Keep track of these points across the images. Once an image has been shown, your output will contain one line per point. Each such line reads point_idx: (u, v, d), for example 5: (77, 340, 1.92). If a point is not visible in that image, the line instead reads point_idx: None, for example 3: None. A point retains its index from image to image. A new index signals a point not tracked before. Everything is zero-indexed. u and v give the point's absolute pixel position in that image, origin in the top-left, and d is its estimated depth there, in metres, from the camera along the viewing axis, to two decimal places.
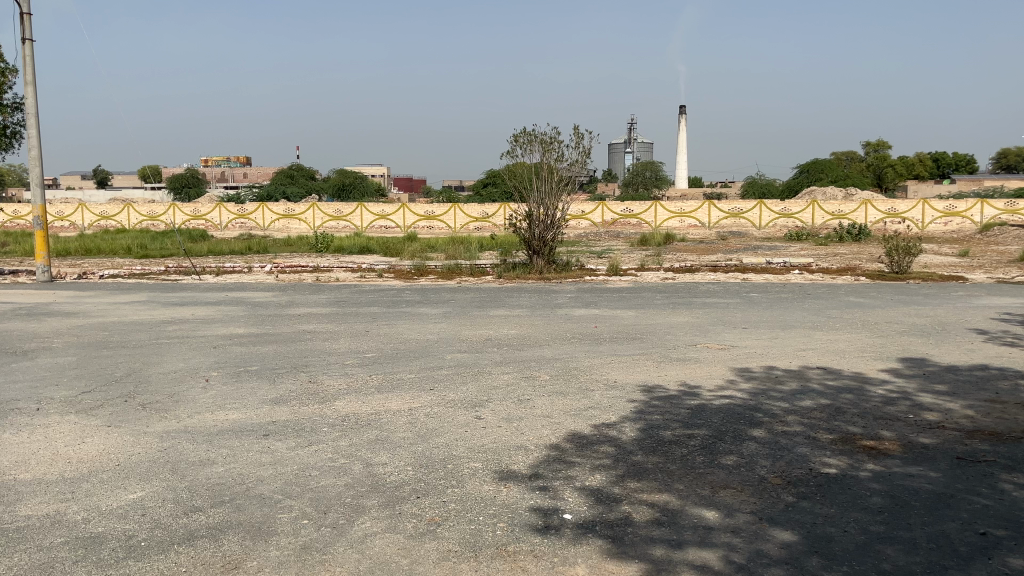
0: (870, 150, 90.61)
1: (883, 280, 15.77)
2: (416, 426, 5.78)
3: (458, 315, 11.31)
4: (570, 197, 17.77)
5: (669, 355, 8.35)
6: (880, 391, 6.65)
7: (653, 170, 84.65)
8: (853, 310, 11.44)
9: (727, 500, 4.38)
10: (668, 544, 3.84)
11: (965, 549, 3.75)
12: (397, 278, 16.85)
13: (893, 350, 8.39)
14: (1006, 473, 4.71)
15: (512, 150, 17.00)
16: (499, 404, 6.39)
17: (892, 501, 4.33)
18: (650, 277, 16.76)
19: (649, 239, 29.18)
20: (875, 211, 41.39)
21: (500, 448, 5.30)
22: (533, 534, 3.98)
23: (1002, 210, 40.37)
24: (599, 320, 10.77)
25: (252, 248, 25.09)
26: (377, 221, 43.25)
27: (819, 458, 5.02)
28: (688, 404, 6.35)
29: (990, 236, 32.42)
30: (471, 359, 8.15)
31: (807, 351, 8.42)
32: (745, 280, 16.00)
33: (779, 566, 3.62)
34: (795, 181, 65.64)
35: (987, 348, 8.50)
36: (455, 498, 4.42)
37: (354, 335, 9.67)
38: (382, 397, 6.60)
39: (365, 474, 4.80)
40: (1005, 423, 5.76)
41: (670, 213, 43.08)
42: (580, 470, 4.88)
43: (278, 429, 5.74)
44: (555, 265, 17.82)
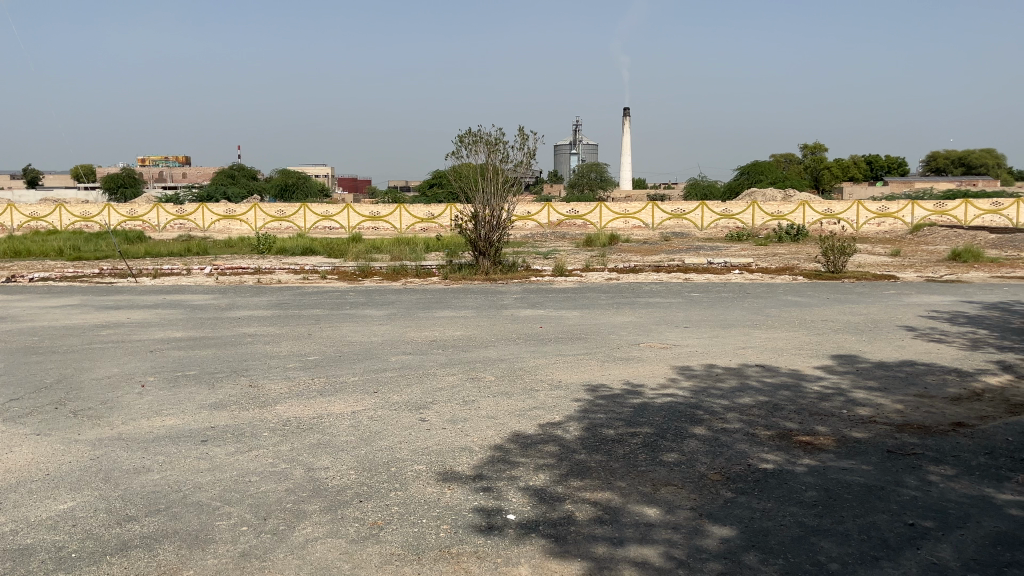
0: (807, 153, 93.10)
1: (820, 279, 16.21)
2: (359, 430, 5.72)
3: (404, 316, 11.23)
4: (516, 197, 17.81)
5: (612, 354, 8.43)
6: (816, 388, 6.83)
7: (598, 172, 85.66)
8: (792, 309, 11.71)
9: (668, 497, 4.44)
10: (610, 542, 3.89)
11: (894, 540, 3.87)
12: (341, 279, 16.73)
13: (828, 347, 8.63)
14: (933, 465, 4.90)
15: (457, 151, 16.95)
16: (443, 406, 6.37)
17: (826, 494, 4.45)
18: (595, 277, 16.94)
19: (595, 240, 29.39)
20: (813, 212, 42.55)
21: (444, 450, 5.28)
22: (476, 535, 3.98)
23: (931, 211, 41.94)
24: (545, 321, 10.82)
25: (191, 249, 24.52)
26: (320, 222, 42.70)
27: (757, 454, 5.13)
28: (631, 402, 6.42)
29: (919, 236, 33.49)
30: (415, 361, 8.10)
31: (747, 349, 8.60)
32: (687, 279, 16.32)
33: (717, 561, 3.69)
34: (735, 183, 67.00)
35: (916, 344, 8.82)
36: (398, 501, 4.40)
37: (297, 337, 9.53)
38: (324, 400, 6.51)
39: (307, 479, 4.73)
40: (933, 416, 5.98)
41: (615, 213, 43.61)
42: (524, 469, 4.89)
43: (217, 434, 5.62)
44: (500, 266, 17.85)
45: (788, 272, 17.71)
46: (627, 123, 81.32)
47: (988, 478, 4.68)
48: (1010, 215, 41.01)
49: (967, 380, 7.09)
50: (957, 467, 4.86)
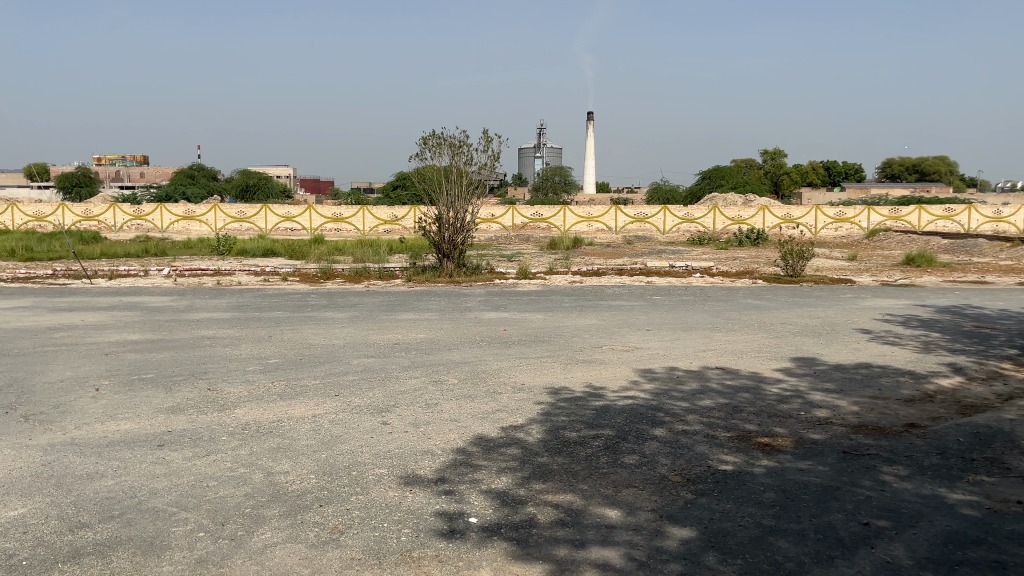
0: (767, 158, 94.59)
1: (779, 283, 16.46)
2: (320, 433, 5.66)
3: (366, 319, 11.15)
4: (480, 200, 17.79)
5: (575, 357, 8.47)
6: (775, 390, 6.93)
7: (562, 175, 86.05)
8: (751, 313, 11.86)
9: (629, 499, 4.48)
10: (572, 544, 3.90)
11: (849, 539, 3.95)
12: (302, 281, 16.53)
13: (787, 350, 8.77)
14: (888, 465, 5.00)
15: (421, 153, 16.89)
16: (405, 409, 6.33)
17: (784, 495, 4.52)
18: (558, 280, 17.01)
19: (559, 242, 29.49)
20: (772, 217, 43.24)
21: (406, 453, 5.26)
22: (438, 538, 3.96)
23: (887, 217, 42.84)
24: (509, 324, 10.81)
25: (149, 250, 24.07)
26: (282, 223, 42.23)
27: (716, 455, 5.19)
28: (594, 405, 6.46)
29: (875, 241, 34.21)
30: (378, 364, 8.04)
31: (707, 352, 8.70)
32: (649, 283, 16.46)
33: (677, 562, 3.72)
34: (697, 188, 67.79)
35: (871, 347, 9.00)
36: (359, 506, 4.36)
37: (257, 340, 9.40)
38: (284, 404, 6.43)
39: (267, 484, 4.67)
40: (887, 417, 6.11)
41: (578, 217, 43.82)
42: (486, 473, 4.88)
43: (174, 439, 5.52)
44: (464, 268, 17.82)
45: (748, 276, 17.95)
46: (591, 127, 81.84)
47: (940, 477, 4.79)
48: (961, 221, 42.12)
49: (920, 382, 7.26)
50: (910, 467, 4.97)
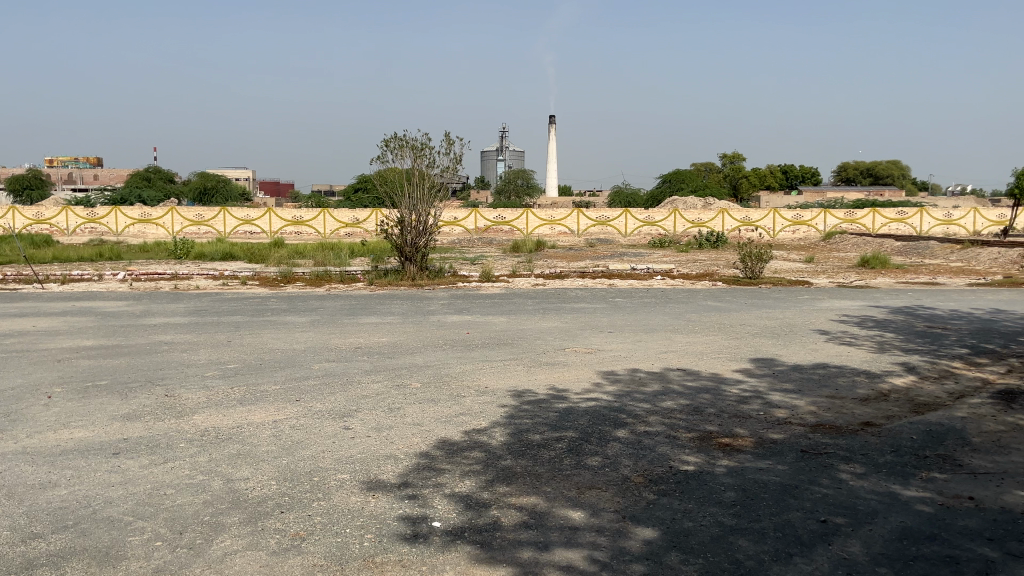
0: (726, 161, 95.93)
1: (738, 285, 16.68)
2: (281, 439, 5.60)
3: (327, 323, 11.05)
4: (442, 203, 17.75)
5: (539, 359, 8.49)
6: (735, 391, 7.03)
7: (525, 178, 86.28)
8: (712, 314, 12.00)
9: (593, 500, 4.50)
10: (535, 546, 3.91)
11: (807, 536, 4.02)
12: (261, 285, 16.32)
13: (746, 351, 8.90)
14: (845, 463, 5.10)
15: (383, 156, 16.80)
16: (367, 413, 6.28)
17: (743, 494, 4.58)
18: (521, 283, 17.04)
19: (522, 245, 29.53)
20: (731, 220, 43.87)
21: (369, 458, 5.22)
22: (401, 543, 3.94)
23: (842, 219, 43.75)
24: (471, 326, 10.81)
25: (104, 254, 23.57)
26: (241, 226, 41.69)
27: (678, 456, 5.25)
28: (557, 407, 6.48)
29: (831, 243, 34.87)
30: (340, 368, 7.99)
31: (669, 353, 8.79)
32: (611, 285, 16.56)
33: (639, 563, 3.75)
34: (657, 191, 68.47)
35: (828, 347, 9.18)
36: (321, 511, 4.32)
37: (216, 345, 9.27)
38: (244, 409, 6.34)
39: (226, 491, 4.60)
40: (843, 416, 6.23)
41: (541, 220, 43.98)
42: (450, 476, 4.87)
43: (129, 446, 5.41)
44: (427, 272, 17.75)
45: (708, 278, 18.17)
46: (553, 131, 82.25)
47: (895, 475, 4.90)
48: (914, 224, 43.17)
49: (875, 382, 7.41)
50: (866, 465, 5.07)
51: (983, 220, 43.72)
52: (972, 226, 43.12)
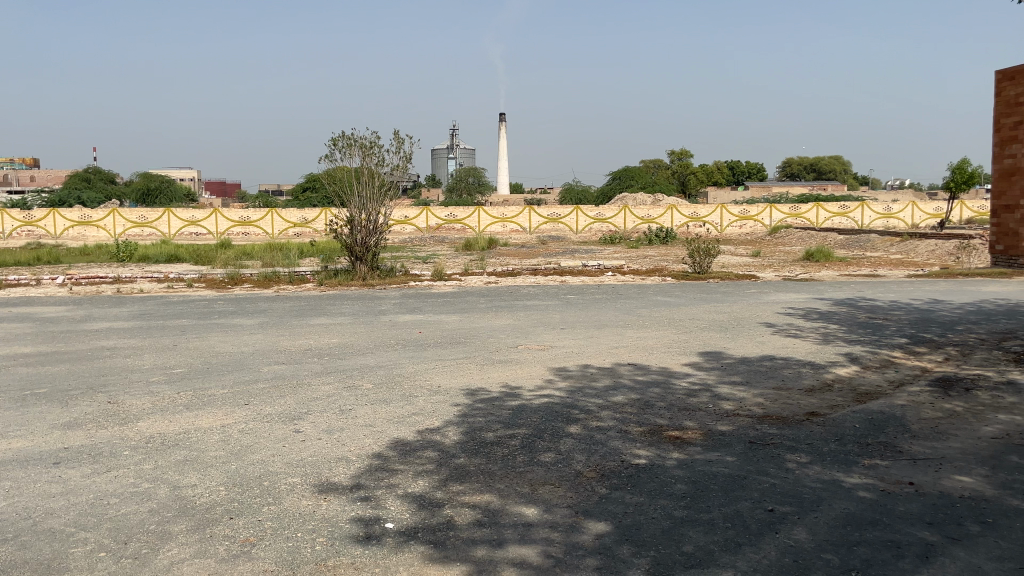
0: (674, 159, 97.16)
1: (687, 280, 16.90)
2: (229, 444, 5.50)
3: (277, 325, 10.88)
4: (392, 202, 17.62)
5: (491, 358, 8.49)
6: (684, 384, 7.13)
7: (476, 176, 86.20)
8: (661, 309, 12.14)
9: (547, 496, 4.52)
10: (488, 544, 3.91)
11: (755, 525, 4.10)
12: (208, 287, 15.99)
13: (695, 345, 9.03)
14: (791, 453, 5.22)
15: (331, 155, 16.60)
16: (318, 416, 6.21)
17: (694, 486, 4.65)
18: (473, 282, 17.02)
19: (474, 243, 29.48)
20: (680, 216, 44.49)
21: (320, 461, 5.16)
22: (354, 545, 3.91)
23: (787, 214, 44.70)
24: (423, 326, 10.77)
25: (42, 258, 22.87)
26: (187, 227, 40.83)
27: (629, 450, 5.31)
28: (509, 405, 6.49)
29: (777, 237, 35.62)
30: (290, 371, 7.87)
31: (620, 349, 8.88)
32: (563, 282, 16.65)
33: (593, 557, 3.78)
34: (608, 189, 69.06)
35: (774, 339, 9.37)
36: (271, 516, 4.26)
37: (161, 349, 9.06)
38: (190, 415, 6.21)
39: (172, 498, 4.50)
40: (789, 407, 6.37)
41: (492, 218, 44.02)
42: (403, 477, 4.84)
43: (70, 456, 5.26)
44: (378, 271, 17.58)
45: (658, 273, 18.37)
46: (504, 129, 82.38)
47: (839, 463, 5.03)
48: (856, 218, 44.30)
49: (819, 373, 7.59)
50: (811, 454, 5.19)
51: (921, 213, 45.05)
52: (911, 220, 44.40)
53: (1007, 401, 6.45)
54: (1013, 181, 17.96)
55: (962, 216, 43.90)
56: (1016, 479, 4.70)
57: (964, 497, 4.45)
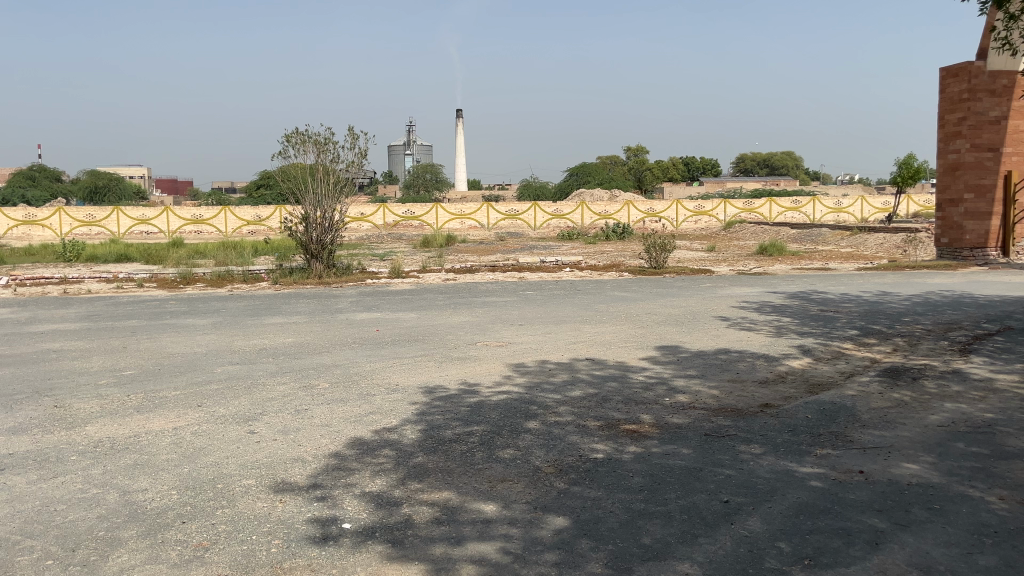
0: (630, 155, 97.94)
1: (643, 275, 17.04)
2: (182, 447, 5.39)
3: (230, 324, 10.70)
4: (348, 199, 17.45)
5: (449, 355, 8.45)
6: (641, 378, 7.20)
7: (433, 172, 85.82)
8: (619, 305, 12.22)
9: (505, 492, 4.52)
10: (447, 542, 3.89)
11: (711, 517, 4.15)
12: (159, 287, 15.65)
13: (652, 339, 9.12)
14: (745, 444, 5.29)
15: (284, 151, 16.37)
16: (273, 416, 6.12)
17: (651, 479, 4.69)
18: (431, 278, 16.95)
19: (432, 240, 29.36)
20: (636, 212, 44.87)
21: (275, 462, 5.09)
22: (310, 547, 3.86)
23: (741, 209, 45.39)
24: (380, 324, 10.70)
25: None
26: (136, 226, 39.89)
27: (587, 444, 5.33)
28: (468, 401, 6.48)
29: (732, 232, 36.16)
30: (245, 371, 7.74)
31: (578, 344, 8.91)
32: (521, 278, 16.66)
33: (551, 551, 3.79)
34: (565, 185, 69.33)
35: (729, 333, 9.51)
36: (225, 519, 4.18)
37: (110, 351, 8.84)
38: (141, 417, 6.08)
39: (123, 503, 4.40)
40: (744, 399, 6.46)
41: (450, 215, 43.89)
42: (361, 476, 4.80)
43: (15, 462, 5.10)
44: (334, 269, 17.38)
45: (615, 269, 18.47)
46: (461, 126, 82.13)
47: (792, 453, 5.12)
48: (807, 212, 45.14)
49: (772, 365, 7.72)
50: (765, 445, 5.28)
51: (870, 207, 46.06)
52: (860, 214, 45.40)
53: (953, 389, 6.63)
54: (957, 175, 18.51)
55: (909, 210, 45.04)
56: (961, 465, 4.84)
57: (912, 484, 4.56)
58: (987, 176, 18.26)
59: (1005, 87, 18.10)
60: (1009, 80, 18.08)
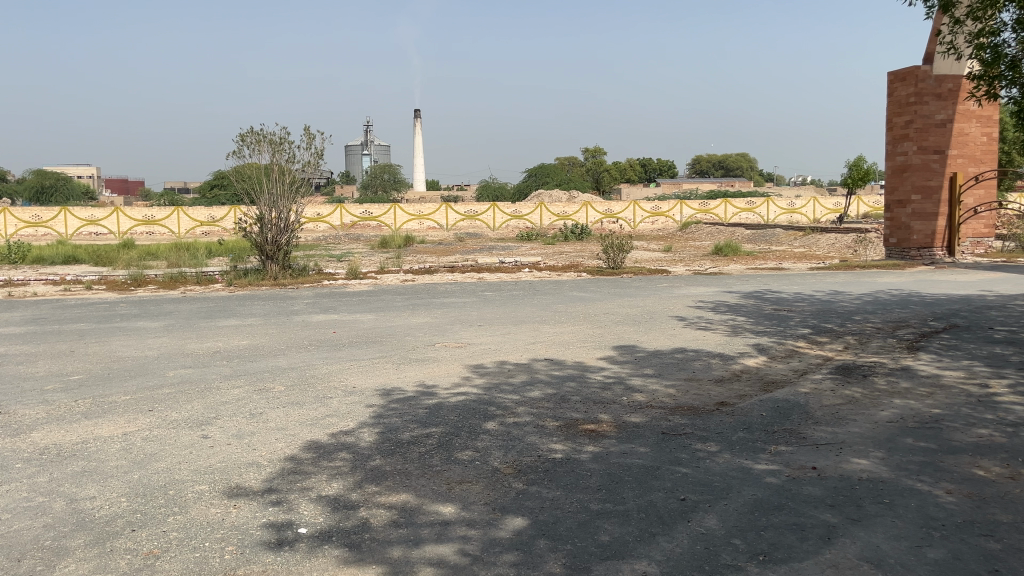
0: (588, 156, 98.58)
1: (601, 275, 17.15)
2: (132, 453, 5.27)
3: (183, 327, 10.50)
4: (304, 199, 17.24)
5: (407, 356, 8.40)
6: (598, 378, 7.24)
7: (391, 172, 85.24)
8: (577, 305, 12.28)
9: (462, 494, 4.50)
10: (405, 544, 3.86)
11: (668, 515, 4.18)
12: (108, 290, 15.28)
13: (609, 339, 9.17)
14: (701, 443, 5.35)
15: (238, 150, 16.11)
16: (227, 420, 6.02)
17: (608, 478, 4.71)
18: (389, 279, 16.85)
19: (390, 241, 29.15)
20: (594, 213, 45.16)
21: (229, 466, 5.00)
22: (265, 552, 3.80)
23: (697, 210, 46.04)
24: (338, 325, 10.59)
25: None
26: (85, 227, 38.91)
27: (545, 445, 5.34)
28: (426, 403, 6.45)
29: (689, 232, 36.56)
30: (197, 375, 7.59)
31: (536, 344, 8.93)
32: (480, 279, 16.65)
33: (510, 552, 3.78)
34: (523, 186, 69.46)
35: (685, 332, 9.62)
36: (177, 526, 4.09)
37: (57, 356, 8.60)
38: (89, 424, 5.92)
39: (70, 512, 4.28)
40: (700, 398, 6.54)
41: (408, 215, 43.71)
42: (317, 480, 4.74)
43: None
44: (290, 271, 17.15)
45: (573, 269, 18.53)
46: (419, 125, 81.68)
47: (746, 450, 5.19)
48: (762, 213, 45.89)
49: (727, 364, 7.82)
50: (721, 443, 5.34)
51: (823, 207, 46.99)
52: (812, 215, 46.34)
53: (901, 386, 6.79)
54: (904, 177, 19.01)
55: (860, 211, 46.04)
56: (909, 460, 4.95)
57: (863, 479, 4.66)
58: (933, 177, 18.75)
59: (950, 91, 18.63)
60: (954, 84, 18.62)
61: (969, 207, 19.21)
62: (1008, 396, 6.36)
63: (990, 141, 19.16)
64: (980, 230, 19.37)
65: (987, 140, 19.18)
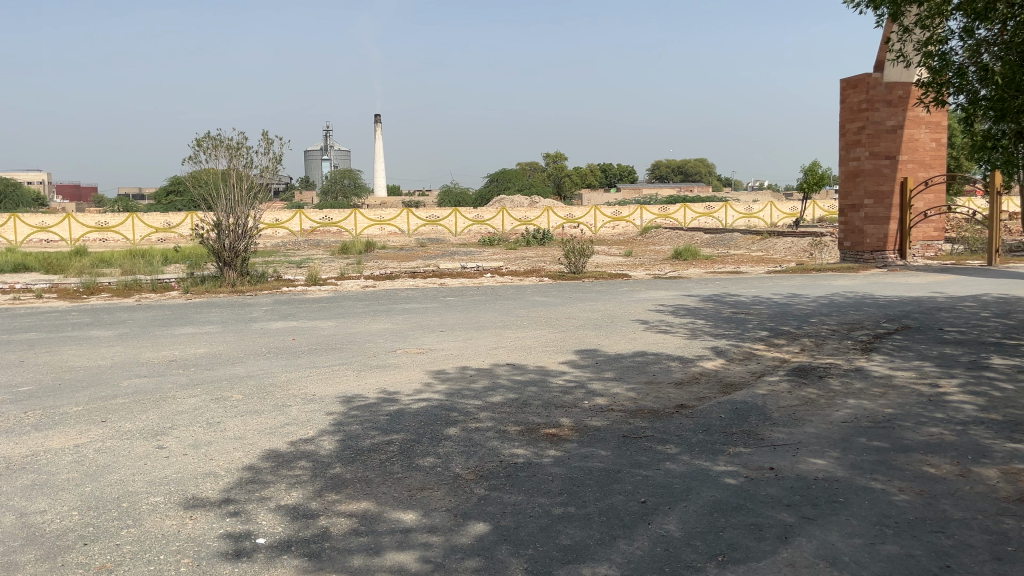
0: (549, 161, 99.02)
1: (562, 280, 17.24)
2: (84, 465, 5.15)
3: (138, 336, 10.27)
4: (262, 206, 17.03)
5: (368, 363, 8.33)
6: (560, 382, 7.26)
7: (352, 178, 84.65)
8: (539, 310, 12.31)
9: (424, 500, 4.48)
10: (365, 552, 3.83)
11: (629, 517, 4.21)
12: (60, 298, 14.90)
13: (571, 343, 9.22)
14: (661, 445, 5.40)
15: (195, 156, 15.85)
16: (183, 431, 5.91)
17: (570, 482, 4.73)
18: (349, 285, 16.72)
19: (351, 247, 28.87)
20: (556, 217, 45.37)
21: (185, 477, 4.90)
22: (222, 564, 3.73)
23: (656, 215, 46.47)
24: (297, 332, 10.47)
25: None
26: (36, 234, 37.86)
27: (507, 450, 5.33)
28: (387, 410, 6.40)
29: (649, 237, 36.89)
30: (153, 384, 7.44)
31: (498, 349, 8.93)
32: (441, 284, 16.60)
33: (472, 558, 3.77)
34: (485, 191, 69.49)
35: (645, 335, 9.71)
36: (131, 539, 4.01)
37: (6, 366, 8.36)
38: (38, 436, 5.76)
39: (19, 527, 4.16)
40: (660, 400, 6.60)
41: (369, 221, 43.47)
42: (276, 489, 4.68)
43: None
44: (248, 277, 16.91)
45: (535, 274, 18.59)
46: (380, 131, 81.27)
47: (706, 452, 5.25)
48: (720, 218, 46.53)
49: (687, 366, 7.90)
50: (680, 445, 5.39)
51: (780, 212, 47.75)
52: (770, 219, 47.07)
53: (856, 386, 6.93)
54: (857, 182, 19.44)
55: (815, 215, 46.90)
56: (864, 459, 5.04)
57: (819, 479, 4.73)
58: (883, 182, 19.21)
59: (900, 98, 19.09)
60: (904, 91, 19.09)
61: (920, 211, 19.68)
62: (957, 396, 6.53)
63: (939, 147, 19.67)
64: (929, 233, 19.86)
65: (936, 145, 19.68)
